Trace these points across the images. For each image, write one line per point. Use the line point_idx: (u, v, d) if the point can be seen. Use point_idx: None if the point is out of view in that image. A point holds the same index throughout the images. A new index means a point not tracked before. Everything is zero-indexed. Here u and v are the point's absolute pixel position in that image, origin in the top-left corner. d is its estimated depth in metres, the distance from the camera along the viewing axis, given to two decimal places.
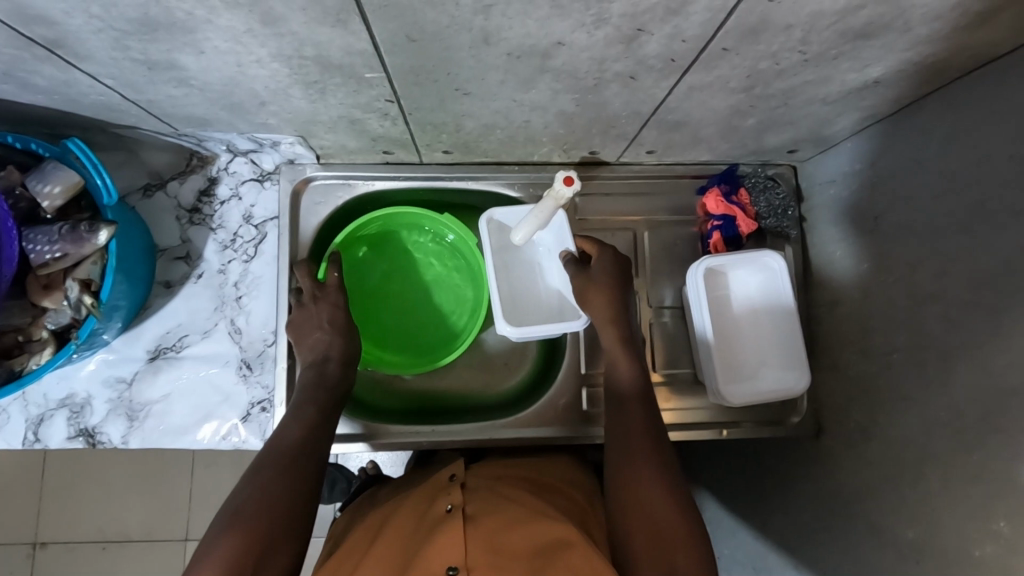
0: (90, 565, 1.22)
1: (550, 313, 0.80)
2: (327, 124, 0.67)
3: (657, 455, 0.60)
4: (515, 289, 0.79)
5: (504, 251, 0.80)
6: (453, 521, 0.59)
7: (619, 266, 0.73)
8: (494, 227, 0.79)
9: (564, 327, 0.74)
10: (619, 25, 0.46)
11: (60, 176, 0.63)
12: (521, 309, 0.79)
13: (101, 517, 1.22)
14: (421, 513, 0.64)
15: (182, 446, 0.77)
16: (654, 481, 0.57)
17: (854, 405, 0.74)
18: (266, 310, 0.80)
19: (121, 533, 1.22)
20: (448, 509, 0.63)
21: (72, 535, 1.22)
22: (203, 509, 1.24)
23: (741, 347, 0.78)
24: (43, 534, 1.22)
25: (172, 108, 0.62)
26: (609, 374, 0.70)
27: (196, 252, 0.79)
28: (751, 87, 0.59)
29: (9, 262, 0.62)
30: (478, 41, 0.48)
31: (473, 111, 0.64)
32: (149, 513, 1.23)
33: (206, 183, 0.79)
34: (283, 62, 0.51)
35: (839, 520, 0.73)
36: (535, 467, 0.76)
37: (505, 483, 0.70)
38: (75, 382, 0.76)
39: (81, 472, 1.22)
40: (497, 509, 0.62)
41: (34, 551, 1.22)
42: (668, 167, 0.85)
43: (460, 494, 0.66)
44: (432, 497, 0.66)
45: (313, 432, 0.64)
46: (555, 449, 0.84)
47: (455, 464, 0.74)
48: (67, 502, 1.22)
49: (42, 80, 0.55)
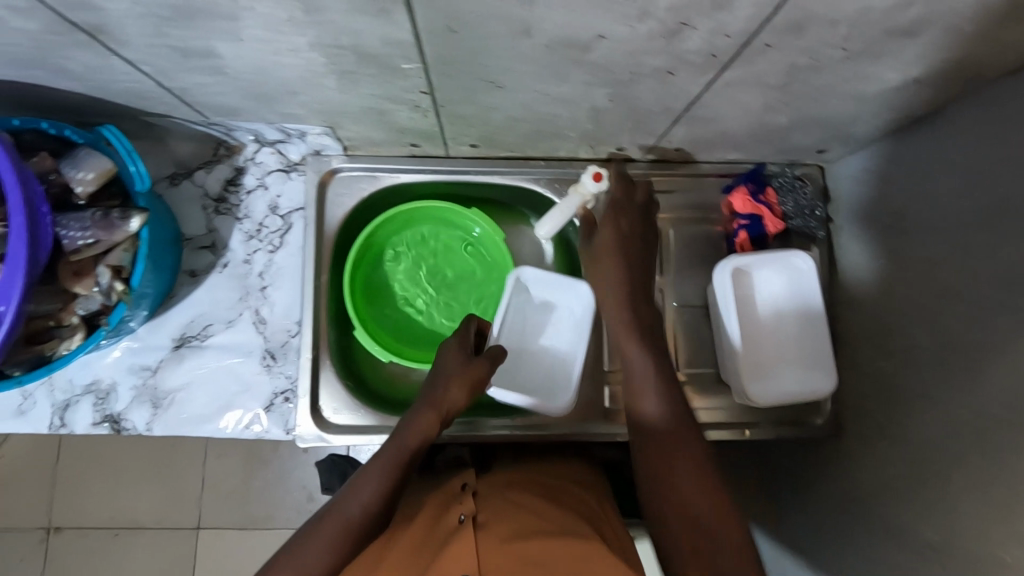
0: (102, 551, 1.23)
1: (544, 379, 0.80)
2: (355, 115, 0.67)
3: (681, 450, 0.63)
4: (520, 337, 0.81)
5: (519, 314, 0.81)
6: (466, 532, 0.57)
7: (634, 225, 0.76)
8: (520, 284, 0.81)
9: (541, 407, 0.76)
10: (662, 18, 0.46)
11: (93, 162, 0.63)
12: (520, 362, 0.80)
13: (114, 506, 1.24)
14: (432, 523, 0.62)
15: (205, 435, 0.78)
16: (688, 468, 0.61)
17: (880, 407, 0.73)
18: (290, 300, 0.79)
19: (133, 520, 1.23)
20: (460, 519, 0.60)
21: (85, 521, 1.23)
22: (214, 499, 1.25)
23: (766, 349, 0.77)
24: (55, 520, 1.23)
25: (203, 97, 0.62)
26: (631, 391, 0.70)
27: (222, 242, 0.79)
28: (786, 84, 0.58)
29: (6, 299, 0.52)
30: (518, 33, 0.48)
31: (503, 104, 0.63)
32: (163, 501, 1.24)
33: (232, 173, 0.79)
34: (320, 51, 0.51)
35: (859, 526, 0.73)
36: (556, 472, 0.77)
37: (519, 491, 0.68)
38: (100, 369, 0.76)
39: (96, 457, 1.24)
40: (510, 518, 0.60)
41: (48, 536, 1.23)
42: (693, 165, 0.84)
43: (473, 503, 0.63)
44: (445, 505, 0.65)
45: (366, 470, 0.64)
46: (567, 448, 0.86)
47: (467, 472, 0.72)
48: (81, 489, 1.24)
49: (77, 66, 0.55)
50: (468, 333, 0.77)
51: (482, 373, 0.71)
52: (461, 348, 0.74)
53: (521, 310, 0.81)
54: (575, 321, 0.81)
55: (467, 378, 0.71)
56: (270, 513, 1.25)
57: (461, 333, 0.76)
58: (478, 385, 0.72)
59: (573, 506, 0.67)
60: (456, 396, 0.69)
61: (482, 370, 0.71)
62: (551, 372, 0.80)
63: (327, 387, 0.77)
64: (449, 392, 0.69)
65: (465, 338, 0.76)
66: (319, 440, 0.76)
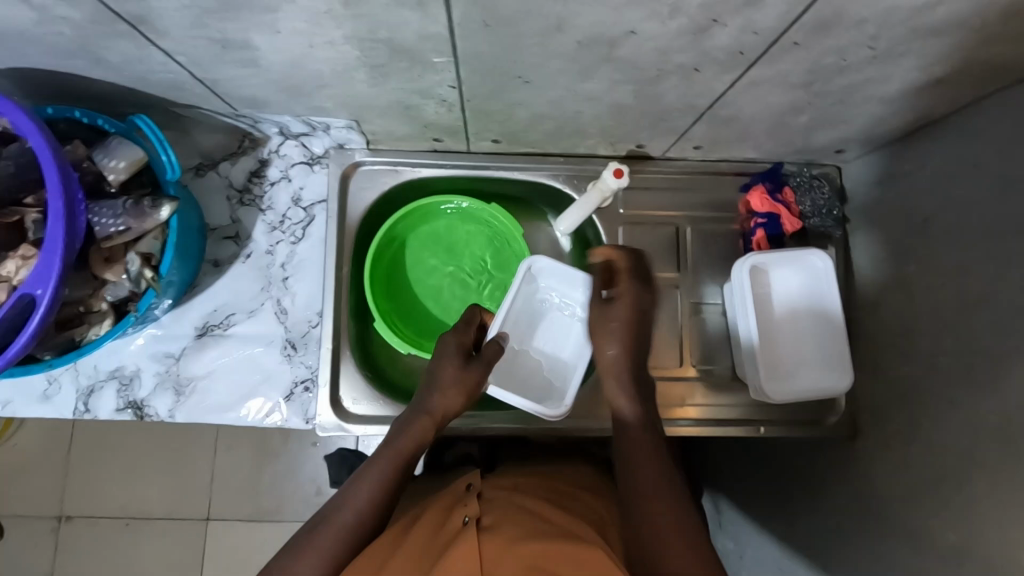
0: (112, 540, 1.24)
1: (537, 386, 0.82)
2: (382, 109, 0.68)
3: (664, 472, 0.61)
4: (523, 328, 0.83)
5: (521, 313, 0.82)
6: (470, 533, 0.58)
7: (647, 305, 0.74)
8: (530, 273, 0.82)
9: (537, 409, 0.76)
10: (694, 15, 0.46)
11: (126, 151, 0.63)
12: (521, 353, 0.83)
13: (126, 495, 1.25)
14: (437, 526, 0.61)
15: (226, 422, 0.79)
16: (675, 495, 0.58)
17: (897, 406, 0.74)
18: (311, 291, 0.80)
19: (143, 510, 1.25)
20: (465, 521, 0.62)
21: (96, 510, 1.25)
22: (224, 491, 1.26)
23: (784, 347, 0.77)
24: (67, 508, 1.25)
25: (234, 88, 0.63)
26: (624, 431, 0.68)
27: (245, 233, 0.80)
28: (810, 83, 0.59)
29: (44, 282, 0.53)
30: (551, 28, 0.49)
31: (528, 100, 0.64)
32: (174, 492, 1.26)
33: (257, 164, 0.80)
34: (355, 44, 0.52)
35: (872, 524, 0.73)
36: (562, 475, 0.79)
37: (523, 494, 0.69)
38: (125, 356, 0.77)
39: (109, 446, 1.26)
40: (514, 521, 0.61)
41: (58, 524, 1.24)
42: (711, 163, 0.85)
43: (477, 507, 0.65)
44: (449, 508, 0.66)
45: (370, 482, 0.64)
46: (570, 450, 0.89)
47: (471, 475, 0.75)
48: (94, 478, 1.25)
49: (115, 57, 0.56)
50: (468, 329, 0.79)
51: (477, 377, 0.74)
52: (459, 349, 0.76)
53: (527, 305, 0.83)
54: (578, 317, 0.83)
55: (462, 381, 0.73)
56: (279, 506, 1.26)
57: (458, 334, 0.77)
58: (473, 391, 0.74)
59: (573, 507, 0.69)
60: (448, 403, 0.72)
61: (477, 373, 0.74)
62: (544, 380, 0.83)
63: (348, 377, 0.79)
64: (443, 401, 0.72)
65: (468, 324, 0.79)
66: (339, 430, 0.77)
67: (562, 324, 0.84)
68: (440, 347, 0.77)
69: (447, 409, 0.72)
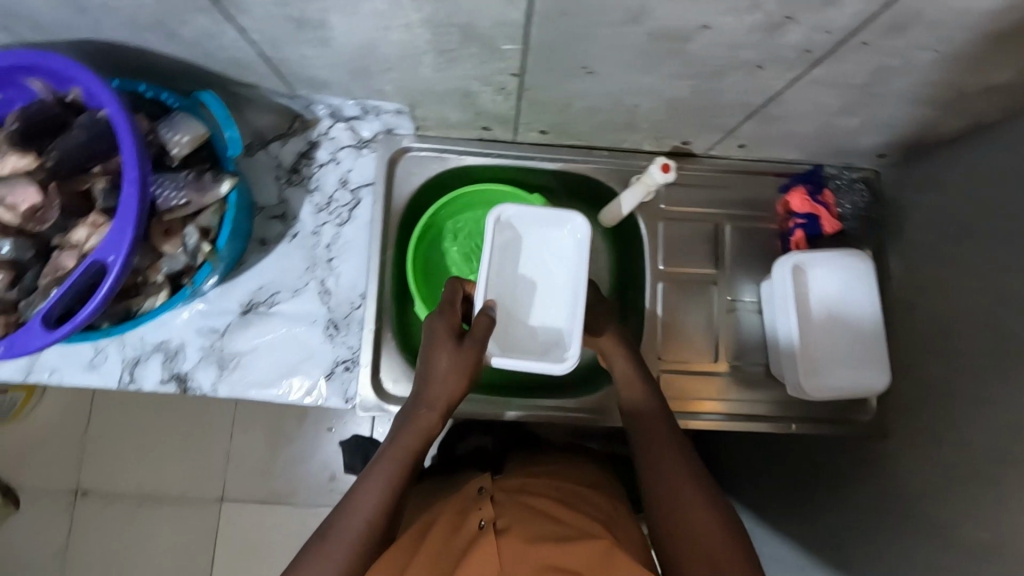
0: (127, 517, 1.25)
1: (544, 346, 0.75)
2: (439, 95, 0.69)
3: (677, 470, 0.64)
4: (512, 284, 0.77)
5: (503, 266, 0.77)
6: (486, 537, 0.62)
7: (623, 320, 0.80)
8: (505, 221, 0.76)
9: (545, 368, 0.69)
10: (771, 11, 0.47)
11: (189, 126, 0.64)
12: (515, 313, 0.77)
13: (144, 471, 1.26)
14: (454, 527, 0.66)
15: (267, 399, 0.80)
16: (683, 488, 0.62)
17: (931, 407, 0.74)
18: (356, 273, 0.82)
19: (159, 488, 1.26)
20: (481, 525, 0.65)
21: (112, 486, 1.26)
22: (240, 472, 1.27)
23: (822, 347, 0.78)
24: (83, 483, 1.26)
25: (298, 68, 0.64)
26: (634, 416, 0.72)
27: (292, 213, 0.81)
28: (867, 84, 0.60)
29: (116, 249, 0.54)
30: (627, 19, 0.50)
31: (586, 91, 0.65)
32: (190, 471, 1.27)
33: (306, 146, 0.81)
34: (429, 28, 0.53)
35: (899, 522, 0.74)
36: (563, 469, 0.82)
37: (530, 494, 0.72)
38: (171, 329, 0.78)
39: (129, 422, 1.27)
40: (524, 521, 0.65)
41: (74, 499, 1.25)
42: (752, 163, 0.86)
43: (490, 507, 0.68)
44: (462, 510, 0.69)
45: (379, 486, 0.64)
46: (570, 447, 0.96)
47: (482, 476, 0.75)
48: (112, 453, 1.26)
49: (190, 32, 0.57)
50: (453, 307, 0.73)
51: (473, 357, 0.69)
52: (450, 326, 0.71)
53: (512, 260, 0.77)
54: (564, 259, 0.77)
55: (460, 370, 0.69)
56: (293, 490, 1.27)
57: (449, 314, 0.72)
58: (471, 370, 0.70)
59: (581, 506, 0.72)
60: (451, 393, 0.69)
61: (473, 354, 0.69)
62: (549, 337, 0.75)
63: (388, 359, 0.80)
64: (444, 392, 0.70)
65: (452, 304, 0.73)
66: (380, 410, 0.78)
67: (550, 270, 0.77)
68: (430, 329, 0.72)
69: (453, 397, 0.70)
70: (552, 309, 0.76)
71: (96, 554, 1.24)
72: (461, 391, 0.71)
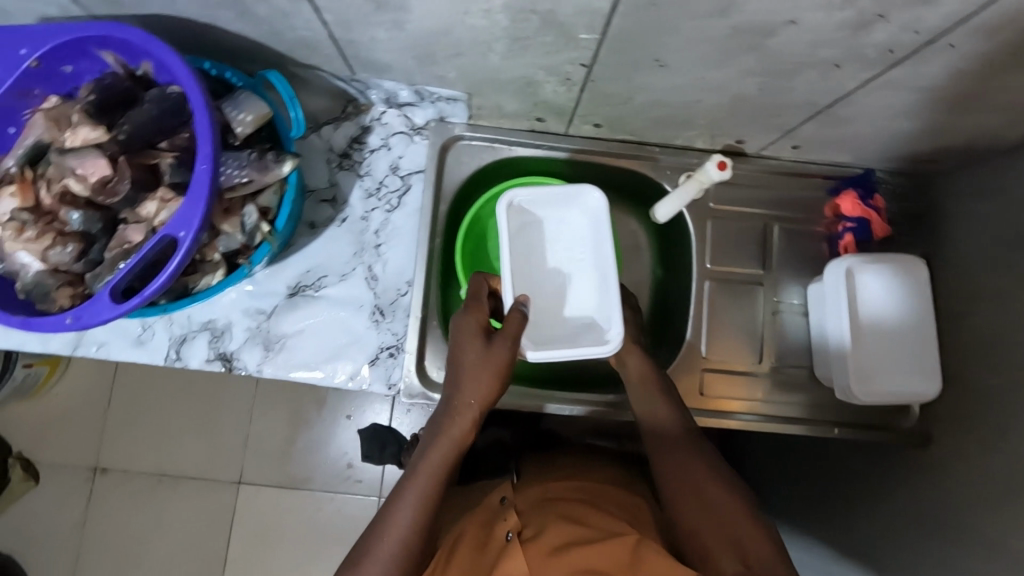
0: (144, 495, 1.25)
1: (580, 332, 0.72)
2: (501, 84, 0.69)
3: (703, 474, 0.66)
4: (539, 273, 0.74)
5: (524, 253, 0.73)
6: (514, 546, 0.63)
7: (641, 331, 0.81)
8: (516, 205, 0.73)
9: (589, 352, 0.66)
10: (864, 7, 0.47)
11: (253, 105, 0.64)
12: (546, 305, 0.73)
13: (165, 451, 1.27)
14: (481, 538, 0.67)
15: (313, 382, 0.79)
16: (708, 485, 0.65)
17: (979, 416, 0.73)
18: (403, 260, 0.81)
19: (177, 468, 1.26)
20: (508, 536, 0.66)
21: (130, 464, 1.26)
22: (257, 456, 1.27)
23: (870, 352, 0.77)
24: (102, 460, 1.26)
25: (365, 51, 0.64)
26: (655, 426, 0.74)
27: (342, 197, 0.81)
28: (940, 88, 0.60)
29: (187, 225, 0.54)
30: (714, 11, 0.49)
31: (652, 84, 0.65)
32: (208, 452, 1.27)
33: (358, 131, 0.81)
34: (510, 14, 0.53)
35: (942, 530, 0.73)
36: (584, 472, 0.82)
37: (556, 500, 0.73)
38: (218, 309, 0.78)
39: (151, 401, 1.28)
40: (552, 526, 0.65)
41: (92, 476, 1.25)
42: (803, 165, 0.85)
43: (516, 517, 0.69)
44: (489, 521, 0.70)
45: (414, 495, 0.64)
46: (592, 448, 0.97)
47: (504, 487, 0.77)
48: (132, 431, 1.27)
49: (264, 10, 0.57)
50: (479, 301, 0.71)
51: (503, 354, 0.66)
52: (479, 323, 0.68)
53: (534, 248, 0.74)
54: (582, 240, 0.74)
55: (490, 370, 0.66)
56: (309, 475, 1.27)
57: (478, 311, 0.69)
58: (503, 368, 0.67)
59: (606, 506, 0.72)
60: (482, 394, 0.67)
61: (504, 351, 0.66)
62: (583, 323, 0.72)
63: (433, 346, 0.80)
64: (475, 393, 0.67)
65: (479, 299, 0.70)
66: (424, 398, 0.78)
67: (566, 253, 0.75)
68: (457, 326, 0.69)
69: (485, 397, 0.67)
70: (576, 292, 0.73)
71: (111, 531, 1.24)
72: (494, 390, 0.68)
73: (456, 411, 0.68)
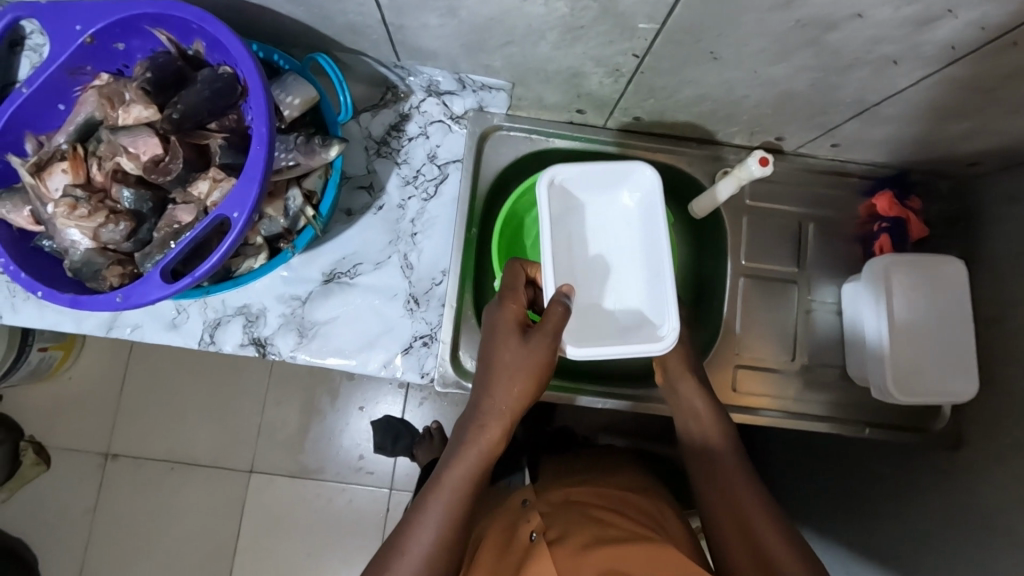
0: (156, 482, 1.25)
1: (626, 327, 0.71)
2: (546, 74, 0.69)
3: (740, 487, 0.67)
4: (586, 267, 0.74)
5: (568, 240, 0.73)
6: (541, 548, 0.60)
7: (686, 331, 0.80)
8: (556, 185, 0.71)
9: (639, 349, 0.64)
10: (932, 3, 0.47)
11: (300, 88, 0.64)
12: (589, 298, 0.73)
13: (180, 438, 1.26)
14: (504, 544, 0.65)
15: (345, 369, 0.79)
16: (742, 496, 0.66)
17: (1015, 420, 0.73)
18: (439, 249, 0.81)
19: (190, 455, 1.26)
20: (533, 537, 0.64)
21: (142, 451, 1.25)
22: (269, 446, 1.27)
23: (906, 352, 0.77)
24: (114, 447, 1.25)
25: (414, 37, 0.64)
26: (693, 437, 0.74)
27: (379, 184, 0.81)
28: (992, 89, 0.59)
29: (240, 205, 0.53)
30: (779, 4, 0.49)
31: (702, 78, 0.64)
32: (222, 440, 1.27)
33: (397, 118, 0.80)
34: (571, 2, 0.53)
35: (974, 533, 0.73)
36: (604, 476, 0.81)
37: (581, 503, 0.71)
38: (252, 294, 0.78)
39: (166, 387, 1.28)
40: (578, 529, 0.63)
41: (104, 461, 1.25)
42: (839, 164, 0.85)
43: (540, 519, 0.67)
44: (512, 524, 0.68)
45: (441, 506, 0.63)
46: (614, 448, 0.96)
47: (526, 490, 0.76)
48: (146, 418, 1.26)
49: None
50: (518, 295, 0.70)
51: (545, 354, 0.64)
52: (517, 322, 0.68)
53: (576, 239, 0.74)
54: (631, 222, 0.74)
55: (528, 372, 0.66)
56: (321, 466, 1.26)
57: (514, 304, 0.68)
58: (542, 369, 0.66)
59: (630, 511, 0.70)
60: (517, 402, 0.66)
61: (545, 351, 0.65)
62: (629, 318, 0.72)
63: (467, 337, 0.80)
64: (506, 400, 0.67)
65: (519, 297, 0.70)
66: (458, 388, 0.78)
67: (611, 242, 0.75)
68: (495, 319, 0.69)
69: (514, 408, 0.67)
70: (617, 286, 0.73)
71: (122, 517, 1.24)
72: (527, 394, 0.67)
73: (484, 420, 0.67)
